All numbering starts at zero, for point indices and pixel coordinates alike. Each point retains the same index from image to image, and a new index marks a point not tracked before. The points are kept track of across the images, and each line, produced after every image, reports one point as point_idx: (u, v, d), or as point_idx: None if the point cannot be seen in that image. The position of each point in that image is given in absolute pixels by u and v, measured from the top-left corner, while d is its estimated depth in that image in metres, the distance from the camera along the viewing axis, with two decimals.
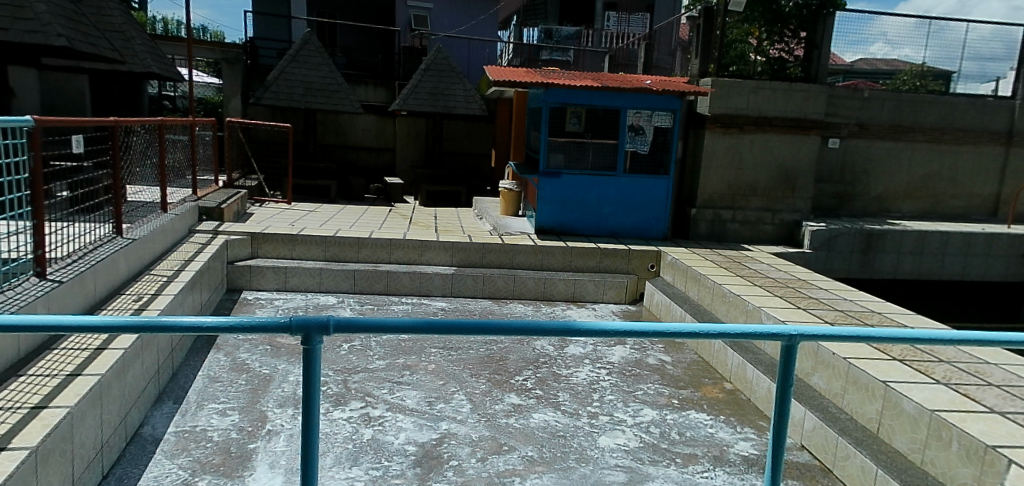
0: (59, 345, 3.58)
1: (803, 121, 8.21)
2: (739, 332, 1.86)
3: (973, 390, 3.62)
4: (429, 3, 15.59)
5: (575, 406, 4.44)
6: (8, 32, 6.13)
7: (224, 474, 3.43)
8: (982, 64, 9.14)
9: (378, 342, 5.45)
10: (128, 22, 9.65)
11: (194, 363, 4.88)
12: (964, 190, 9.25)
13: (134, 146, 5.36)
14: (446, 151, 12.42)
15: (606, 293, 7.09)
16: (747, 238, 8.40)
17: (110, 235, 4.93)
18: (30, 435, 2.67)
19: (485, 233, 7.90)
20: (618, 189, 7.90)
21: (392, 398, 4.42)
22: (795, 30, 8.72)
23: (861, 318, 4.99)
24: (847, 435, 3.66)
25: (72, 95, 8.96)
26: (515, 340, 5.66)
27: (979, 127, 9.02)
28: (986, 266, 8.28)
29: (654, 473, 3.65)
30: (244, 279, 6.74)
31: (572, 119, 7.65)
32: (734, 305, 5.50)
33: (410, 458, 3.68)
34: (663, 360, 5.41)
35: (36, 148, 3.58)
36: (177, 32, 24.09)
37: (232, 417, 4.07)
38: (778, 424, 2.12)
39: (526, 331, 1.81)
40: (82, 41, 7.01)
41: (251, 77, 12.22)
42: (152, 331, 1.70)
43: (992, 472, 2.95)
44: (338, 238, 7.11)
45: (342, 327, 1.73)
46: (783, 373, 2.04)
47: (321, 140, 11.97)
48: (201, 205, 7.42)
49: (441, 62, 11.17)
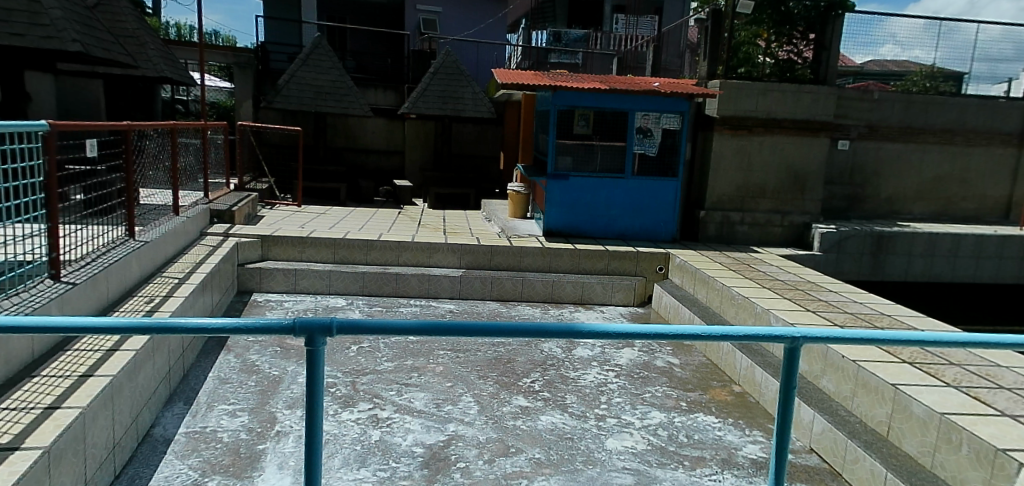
0: (71, 346, 3.62)
1: (813, 123, 8.16)
2: (744, 334, 1.86)
3: (984, 393, 3.59)
4: (438, 7, 15.64)
5: (583, 409, 4.45)
6: (24, 38, 6.23)
7: (234, 475, 3.47)
8: (992, 65, 9.10)
9: (388, 344, 5.48)
10: (143, 27, 9.70)
11: (205, 364, 4.93)
12: (977, 192, 9.16)
13: (146, 149, 5.40)
14: (456, 153, 12.45)
15: (615, 296, 7.09)
16: (756, 240, 8.37)
17: (122, 238, 4.99)
18: (42, 435, 2.71)
19: (493, 235, 7.95)
20: (626, 190, 7.90)
21: (400, 400, 4.45)
22: (804, 31, 8.61)
23: (871, 321, 4.96)
24: (857, 438, 3.64)
25: (86, 99, 9.07)
26: (522, 343, 5.69)
27: (990, 128, 8.95)
28: (998, 269, 8.22)
29: (663, 475, 3.65)
30: (255, 281, 6.80)
31: (580, 121, 7.64)
32: (742, 307, 5.49)
33: (419, 460, 3.70)
34: (671, 362, 5.40)
35: (49, 151, 3.63)
36: (187, 37, 24.18)
37: (241, 418, 4.11)
38: (782, 428, 2.12)
39: (526, 332, 1.83)
40: (97, 47, 7.11)
41: (262, 81, 12.36)
42: (161, 332, 1.73)
43: (1002, 475, 2.93)
44: (347, 240, 7.15)
45: (345, 329, 1.75)
46: (787, 377, 2.04)
47: (332, 143, 12.07)
48: (213, 207, 7.51)
49: (449, 66, 11.16)
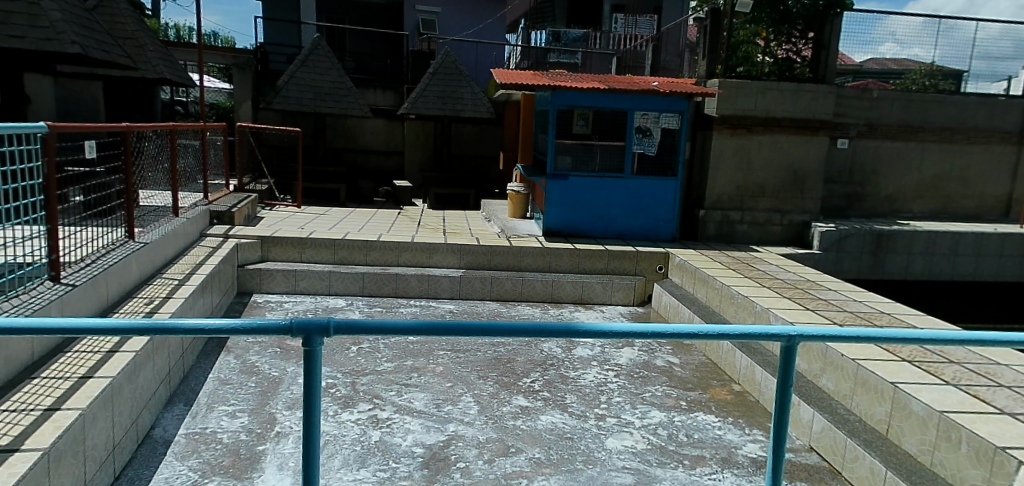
0: (71, 348, 3.63)
1: (812, 122, 8.16)
2: (739, 333, 1.87)
3: (983, 391, 3.59)
4: (438, 7, 15.64)
5: (583, 408, 4.45)
6: (23, 40, 6.23)
7: (233, 476, 3.47)
8: (992, 62, 9.09)
9: (387, 344, 5.49)
10: (143, 29, 9.71)
11: (205, 365, 4.93)
12: (976, 190, 9.16)
13: (145, 150, 5.40)
14: (456, 153, 12.44)
15: (614, 295, 7.09)
16: (756, 238, 8.37)
17: (121, 239, 4.99)
18: (42, 437, 2.71)
19: (493, 235, 7.95)
20: (626, 190, 7.90)
21: (400, 401, 4.45)
22: (802, 30, 8.63)
23: (871, 319, 4.96)
24: (856, 437, 3.64)
25: (85, 101, 9.08)
26: (523, 343, 5.69)
27: (990, 126, 8.94)
28: (998, 267, 8.22)
29: (662, 474, 3.65)
30: (255, 282, 6.80)
31: (579, 121, 7.63)
32: (742, 306, 5.48)
33: (418, 460, 3.70)
34: (671, 361, 5.40)
35: (49, 154, 3.63)
36: (187, 38, 24.24)
37: (242, 419, 4.11)
38: (779, 426, 2.12)
39: (523, 331, 1.83)
40: (97, 49, 7.12)
41: (262, 82, 12.36)
42: (157, 332, 1.74)
43: (1001, 473, 2.93)
44: (347, 241, 7.16)
45: (343, 329, 1.75)
46: (783, 375, 2.04)
47: (332, 144, 12.07)
48: (213, 208, 7.51)
49: (449, 66, 11.17)
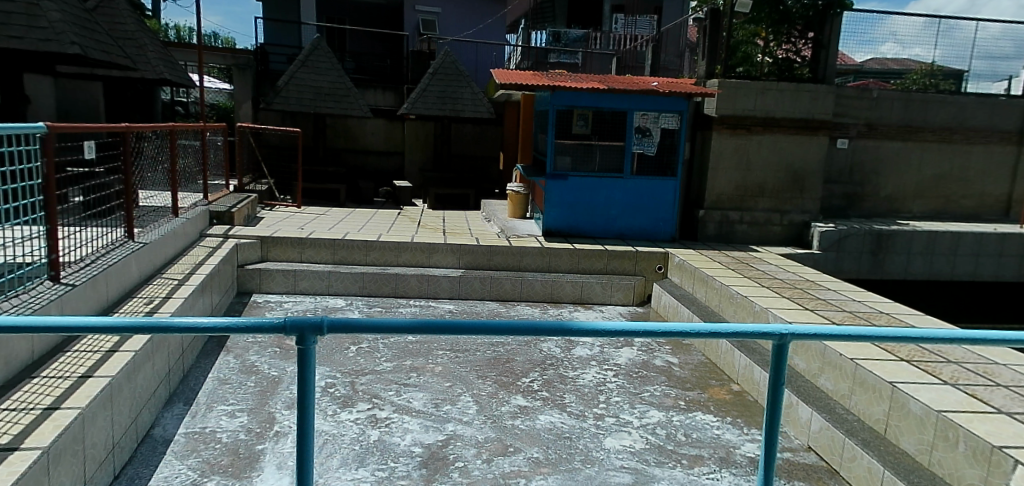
0: (71, 347, 3.64)
1: (812, 122, 8.16)
2: (728, 331, 1.89)
3: (981, 391, 3.59)
4: (438, 8, 15.66)
5: (581, 408, 4.45)
6: (23, 40, 6.24)
7: (232, 475, 3.47)
8: (992, 62, 9.09)
9: (387, 344, 5.49)
10: (143, 29, 9.72)
11: (205, 365, 4.94)
12: (976, 190, 9.15)
13: (145, 150, 5.41)
14: (456, 154, 12.46)
15: (614, 295, 7.09)
16: (755, 238, 8.37)
17: (121, 239, 5.00)
18: (42, 435, 2.72)
19: (493, 235, 7.95)
20: (625, 190, 7.90)
21: (399, 400, 4.45)
22: (802, 30, 8.65)
23: (869, 319, 4.97)
24: (854, 436, 3.64)
25: (85, 101, 9.09)
26: (522, 342, 5.70)
27: (990, 126, 8.94)
28: (998, 267, 8.21)
29: (660, 474, 3.65)
30: (255, 282, 6.81)
31: (579, 121, 7.63)
32: (740, 306, 5.49)
33: (417, 459, 3.71)
34: (670, 361, 5.40)
35: (49, 154, 3.62)
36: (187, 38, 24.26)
37: (241, 418, 4.12)
38: (770, 425, 2.13)
39: (515, 330, 1.84)
40: (96, 49, 7.13)
41: (262, 83, 12.37)
42: (153, 331, 1.74)
43: (998, 472, 2.94)
44: (346, 241, 7.16)
45: (336, 328, 1.76)
46: (774, 374, 2.04)
47: (332, 144, 12.08)
48: (213, 209, 7.52)
49: (448, 66, 11.18)
